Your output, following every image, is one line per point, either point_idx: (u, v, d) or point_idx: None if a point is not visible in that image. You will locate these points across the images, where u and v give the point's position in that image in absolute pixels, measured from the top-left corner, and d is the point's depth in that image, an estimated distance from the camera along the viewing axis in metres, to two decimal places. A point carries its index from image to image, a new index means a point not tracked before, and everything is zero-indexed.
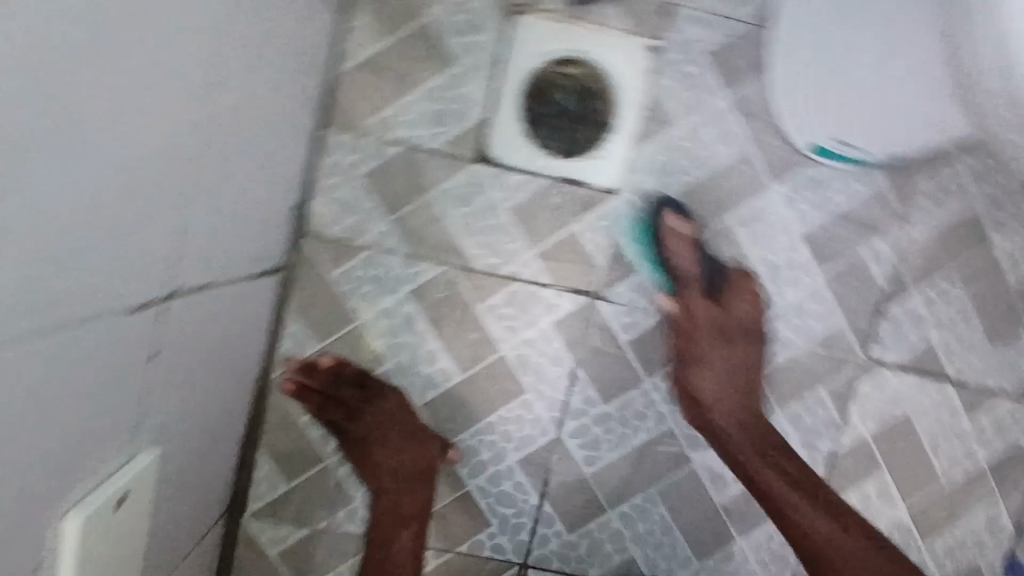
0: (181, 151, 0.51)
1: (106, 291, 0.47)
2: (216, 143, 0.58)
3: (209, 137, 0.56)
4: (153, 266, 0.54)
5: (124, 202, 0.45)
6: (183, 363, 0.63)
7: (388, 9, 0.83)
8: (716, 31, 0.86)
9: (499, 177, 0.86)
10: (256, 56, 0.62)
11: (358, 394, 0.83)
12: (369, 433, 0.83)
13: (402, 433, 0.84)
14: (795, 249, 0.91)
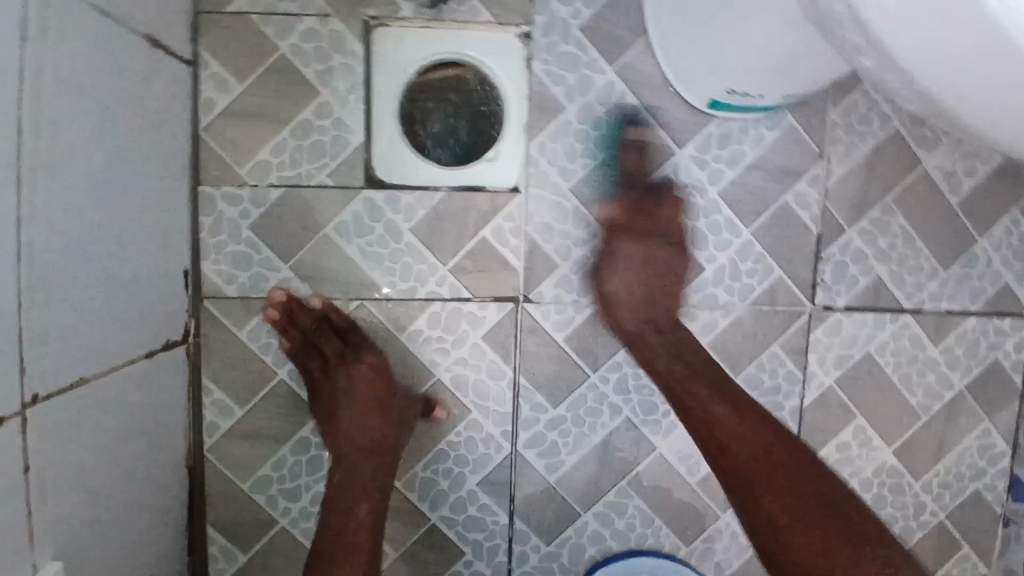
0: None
1: None
2: (53, 232, 0.54)
3: (37, 229, 0.52)
4: (7, 379, 0.50)
5: None
6: (73, 468, 0.58)
7: (238, 49, 0.79)
8: (585, 3, 0.82)
9: (394, 199, 0.82)
10: (82, 130, 0.57)
11: (340, 349, 0.80)
12: (336, 392, 0.78)
13: (373, 397, 0.77)
14: (717, 210, 0.87)
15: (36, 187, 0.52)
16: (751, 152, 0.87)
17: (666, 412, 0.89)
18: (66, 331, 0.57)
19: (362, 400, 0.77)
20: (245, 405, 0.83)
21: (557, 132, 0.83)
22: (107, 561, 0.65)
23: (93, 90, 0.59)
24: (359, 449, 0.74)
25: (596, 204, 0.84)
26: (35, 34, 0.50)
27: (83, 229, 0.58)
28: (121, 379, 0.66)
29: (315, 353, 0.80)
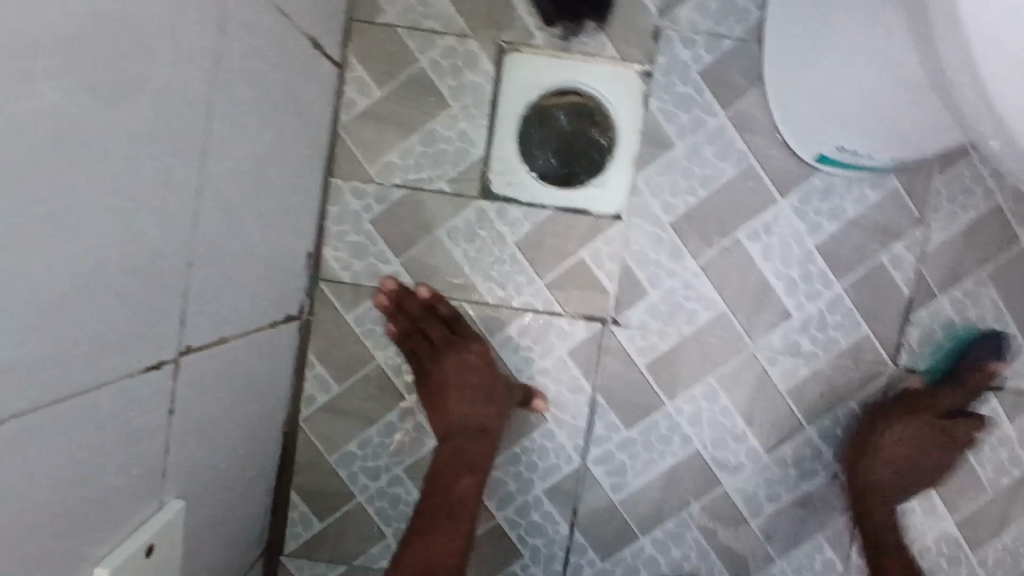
0: (178, 219, 0.55)
1: (110, 358, 0.49)
2: (218, 205, 0.61)
3: (208, 202, 0.59)
4: (164, 328, 0.56)
5: (122, 273, 0.48)
6: (203, 417, 0.65)
7: (382, 58, 0.86)
8: (708, 49, 0.86)
9: (503, 211, 0.87)
10: (251, 118, 0.65)
11: (446, 335, 0.84)
12: (445, 376, 0.83)
13: (479, 386, 0.83)
14: (812, 260, 0.89)
15: (210, 160, 0.58)
16: (852, 208, 0.89)
17: (734, 450, 0.91)
18: (216, 291, 0.64)
19: (470, 386, 0.83)
20: (341, 382, 0.90)
21: (664, 166, 0.87)
22: (213, 506, 0.71)
23: (264, 82, 0.66)
24: (461, 432, 0.83)
25: (694, 239, 0.87)
26: (234, 32, 0.58)
27: (237, 202, 0.65)
28: (247, 340, 0.72)
29: (422, 338, 0.84)
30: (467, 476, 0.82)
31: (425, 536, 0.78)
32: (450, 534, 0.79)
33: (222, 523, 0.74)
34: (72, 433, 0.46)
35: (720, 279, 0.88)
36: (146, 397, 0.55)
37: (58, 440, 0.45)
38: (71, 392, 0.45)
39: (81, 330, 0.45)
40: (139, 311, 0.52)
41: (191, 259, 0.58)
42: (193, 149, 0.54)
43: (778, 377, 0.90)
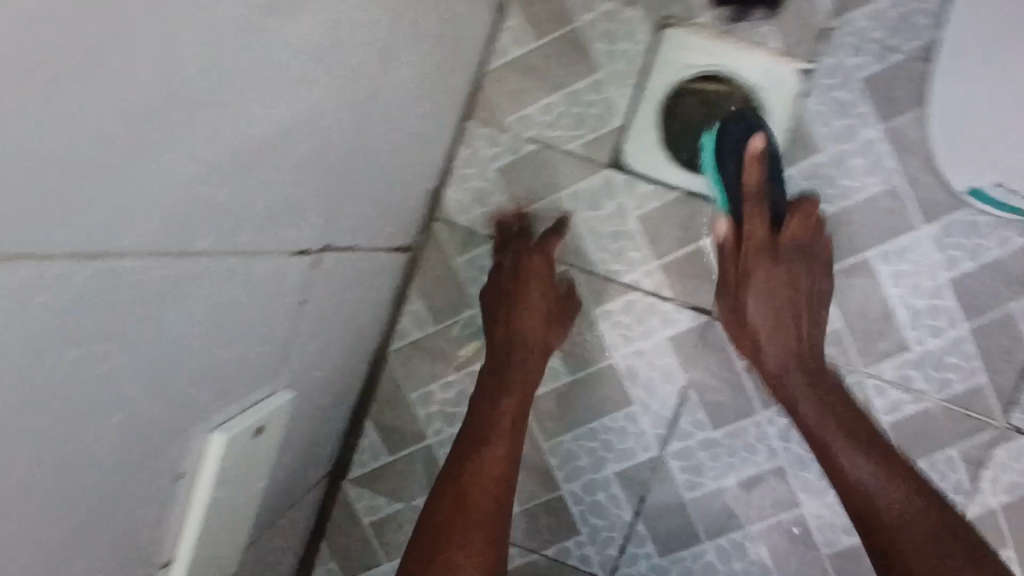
0: (346, 115, 0.55)
1: (269, 231, 0.50)
2: (377, 113, 0.62)
3: (370, 106, 0.59)
4: (314, 220, 0.57)
5: (294, 148, 0.48)
6: (321, 317, 0.65)
7: (542, 11, 0.85)
8: (876, 58, 0.83)
9: (631, 185, 0.86)
10: (418, 37, 0.65)
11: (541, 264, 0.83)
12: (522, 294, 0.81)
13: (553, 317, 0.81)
14: (941, 295, 0.85)
15: (382, 59, 0.58)
16: (994, 249, 0.84)
17: (820, 474, 0.87)
18: (355, 196, 0.64)
19: (549, 327, 0.82)
20: (436, 324, 0.89)
21: (807, 170, 0.84)
22: (309, 413, 0.72)
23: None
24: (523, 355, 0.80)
25: (823, 249, 0.84)
26: None
27: (388, 108, 0.65)
28: (372, 254, 0.73)
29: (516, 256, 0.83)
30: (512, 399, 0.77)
31: (474, 469, 0.72)
32: (493, 467, 0.72)
33: (310, 432, 0.75)
34: (223, 295, 0.47)
35: (843, 296, 0.85)
36: (286, 278, 0.55)
37: (213, 295, 0.45)
38: (230, 252, 0.45)
39: (250, 189, 0.45)
40: (300, 189, 0.52)
41: (345, 153, 0.58)
42: (370, 46, 0.54)
43: (880, 408, 0.87)
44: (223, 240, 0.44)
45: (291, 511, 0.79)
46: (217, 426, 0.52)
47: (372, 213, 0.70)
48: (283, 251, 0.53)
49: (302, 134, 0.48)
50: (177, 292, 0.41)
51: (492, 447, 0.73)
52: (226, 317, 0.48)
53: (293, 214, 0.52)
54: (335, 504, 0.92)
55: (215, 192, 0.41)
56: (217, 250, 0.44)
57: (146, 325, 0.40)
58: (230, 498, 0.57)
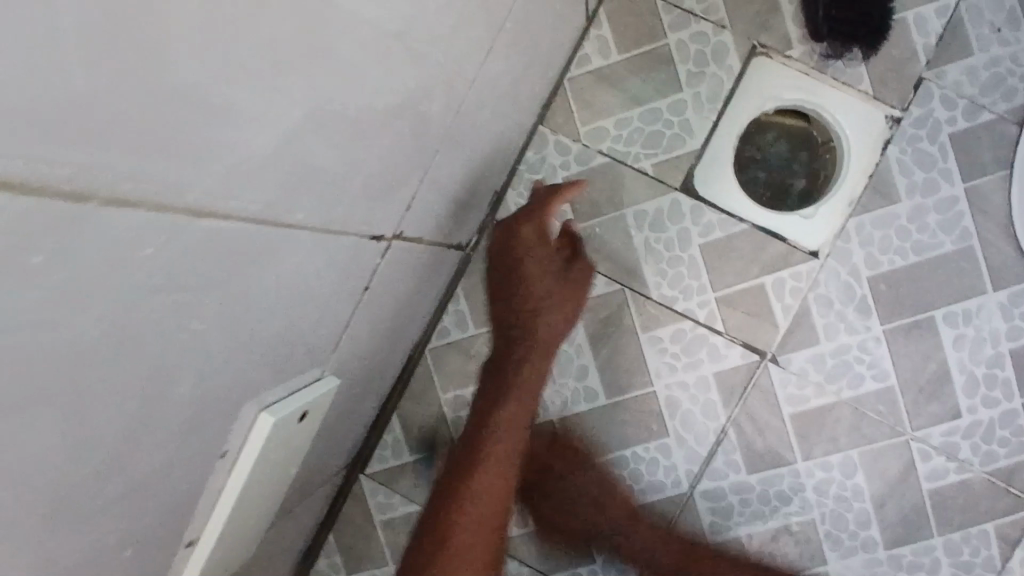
0: (441, 99, 0.52)
1: (352, 208, 0.47)
2: (468, 104, 0.59)
3: (464, 95, 0.57)
4: (392, 206, 0.54)
5: (386, 122, 0.45)
6: (378, 306, 0.62)
7: (633, 23, 0.83)
8: (965, 114, 0.80)
9: (698, 210, 0.83)
10: (518, 31, 0.62)
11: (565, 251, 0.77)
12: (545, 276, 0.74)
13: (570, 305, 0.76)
14: (1000, 365, 0.82)
15: (482, 43, 0.56)
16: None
17: (852, 533, 0.84)
18: (433, 187, 0.61)
19: (549, 299, 0.74)
20: (479, 327, 0.87)
21: (882, 218, 0.81)
22: (344, 403, 0.69)
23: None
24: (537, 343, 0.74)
25: (888, 303, 0.81)
26: None
27: (481, 100, 0.62)
28: (439, 248, 0.71)
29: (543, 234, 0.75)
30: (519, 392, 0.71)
31: (481, 476, 0.67)
32: (503, 469, 0.68)
33: (340, 422, 0.71)
34: (298, 269, 0.44)
35: (902, 351, 0.82)
36: (358, 257, 0.52)
37: (288, 267, 0.42)
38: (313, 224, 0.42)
39: (341, 158, 0.42)
40: (388, 166, 0.49)
41: (435, 139, 0.55)
42: (473, 30, 0.52)
43: (924, 475, 0.83)
44: (308, 209, 0.41)
45: (308, 501, 0.75)
46: (265, 405, 0.49)
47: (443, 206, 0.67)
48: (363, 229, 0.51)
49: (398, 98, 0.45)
50: (256, 259, 0.38)
51: (496, 432, 0.69)
52: (299, 285, 0.45)
53: (377, 190, 0.50)
54: (347, 498, 0.88)
55: (310, 146, 0.37)
56: (300, 219, 0.41)
57: (230, 283, 0.37)
58: (263, 484, 0.54)
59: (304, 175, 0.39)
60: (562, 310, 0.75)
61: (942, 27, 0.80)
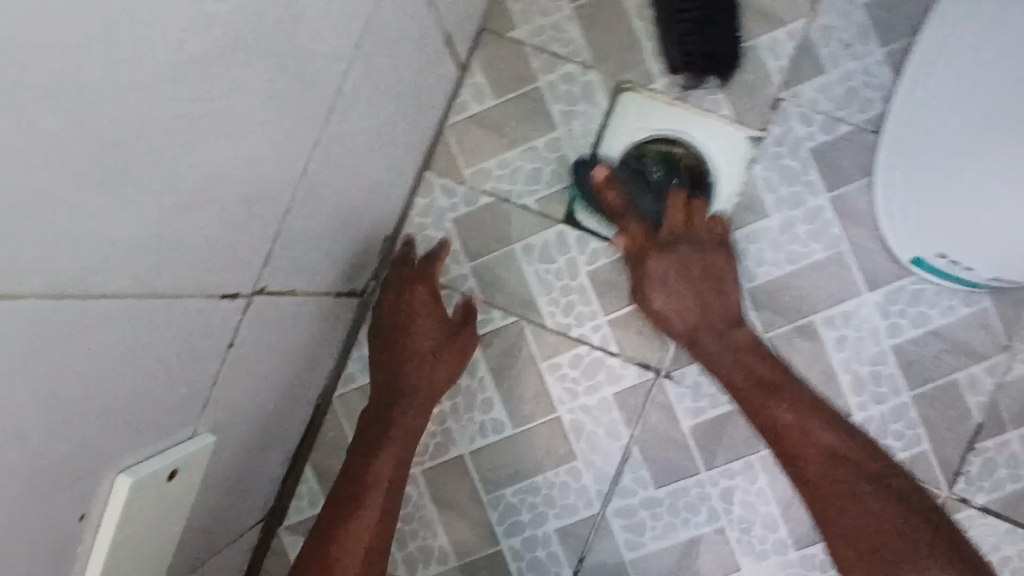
0: (284, 161, 0.56)
1: (199, 273, 0.50)
2: (323, 160, 0.63)
3: (314, 153, 0.61)
4: (249, 264, 0.57)
5: (223, 191, 0.49)
6: (258, 358, 0.65)
7: (505, 69, 0.88)
8: (823, 128, 0.85)
9: (583, 240, 0.88)
10: (368, 88, 0.67)
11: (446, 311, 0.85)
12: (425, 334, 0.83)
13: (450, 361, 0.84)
14: (885, 362, 0.85)
15: (326, 102, 0.59)
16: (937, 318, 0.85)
17: (761, 539, 0.86)
18: (298, 240, 0.64)
19: (434, 359, 0.83)
20: None
21: (753, 234, 0.86)
22: (240, 456, 0.71)
23: (390, 44, 0.67)
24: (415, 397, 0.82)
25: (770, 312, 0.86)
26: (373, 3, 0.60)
27: (340, 155, 0.66)
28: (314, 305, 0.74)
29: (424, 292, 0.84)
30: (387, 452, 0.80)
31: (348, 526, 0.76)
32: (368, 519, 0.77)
33: (240, 474, 0.73)
34: (140, 338, 0.46)
35: (786, 356, 0.86)
36: (218, 313, 0.55)
37: (127, 339, 0.45)
38: (151, 295, 0.45)
39: (175, 231, 0.45)
40: (234, 227, 0.53)
41: (285, 197, 0.59)
42: (309, 97, 0.56)
43: None
44: (143, 282, 0.44)
45: (218, 554, 0.77)
46: (127, 466, 0.51)
47: (319, 257, 0.71)
48: (217, 289, 0.54)
49: (231, 166, 0.49)
50: (83, 334, 0.41)
51: (379, 467, 0.79)
52: (149, 348, 0.48)
53: (225, 250, 0.53)
54: (268, 550, 0.90)
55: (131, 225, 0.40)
56: (133, 293, 0.43)
57: (52, 360, 0.39)
58: (142, 544, 0.56)
59: (132, 249, 0.42)
60: (439, 376, 0.83)
61: (793, 49, 0.85)
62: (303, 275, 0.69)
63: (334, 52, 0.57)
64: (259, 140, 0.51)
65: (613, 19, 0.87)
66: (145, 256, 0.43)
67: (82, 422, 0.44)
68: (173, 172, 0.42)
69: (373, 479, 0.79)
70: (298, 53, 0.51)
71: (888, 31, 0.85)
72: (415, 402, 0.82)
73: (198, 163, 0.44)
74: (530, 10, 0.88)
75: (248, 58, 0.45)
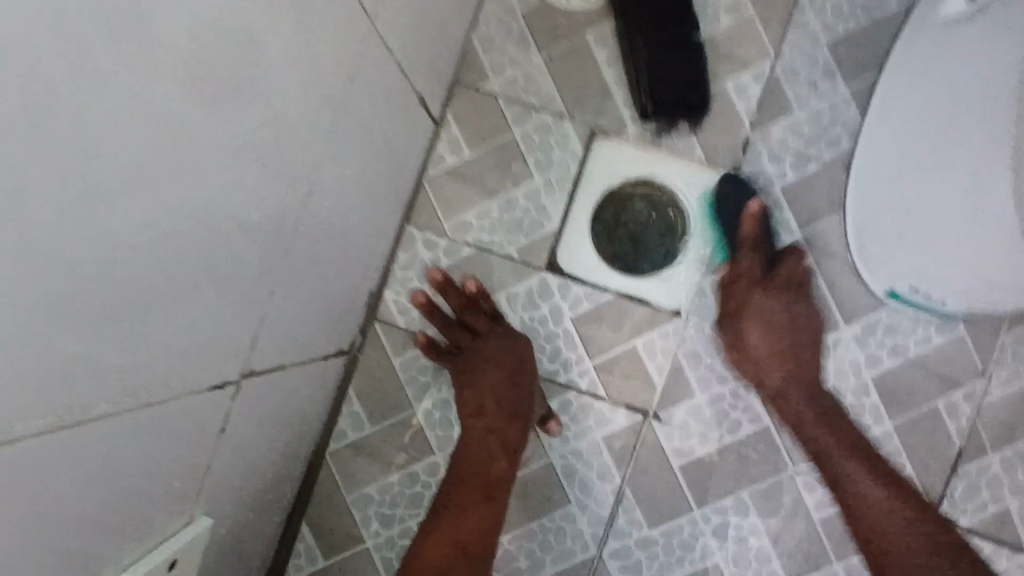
0: (269, 250, 0.57)
1: (188, 371, 0.50)
2: (305, 238, 0.64)
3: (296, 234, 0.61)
4: (237, 351, 0.58)
5: (210, 291, 0.49)
6: (249, 435, 0.66)
7: (479, 122, 0.89)
8: (794, 167, 0.87)
9: (565, 286, 0.89)
10: (347, 162, 0.68)
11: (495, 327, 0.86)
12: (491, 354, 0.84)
13: (518, 368, 0.84)
14: (866, 392, 0.87)
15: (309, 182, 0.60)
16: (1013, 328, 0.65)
17: (756, 571, 0.88)
18: (284, 316, 0.65)
19: (503, 374, 0.83)
20: (375, 423, 0.91)
21: None
22: (234, 530, 0.71)
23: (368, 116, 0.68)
24: (497, 410, 0.82)
25: None
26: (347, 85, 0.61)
27: (323, 230, 0.68)
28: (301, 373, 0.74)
29: (474, 319, 0.86)
30: (500, 458, 0.81)
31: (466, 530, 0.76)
32: (480, 527, 0.77)
33: (236, 546, 0.73)
34: (132, 445, 0.46)
35: (770, 392, 0.87)
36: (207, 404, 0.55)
37: (118, 452, 0.45)
38: (141, 404, 0.45)
39: (163, 339, 0.45)
40: (223, 322, 0.53)
41: (271, 279, 0.59)
42: (291, 186, 0.57)
43: (813, 509, 0.87)
44: (135, 394, 0.44)
45: None
46: (122, 568, 0.51)
47: (306, 327, 0.71)
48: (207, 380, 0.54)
49: (218, 267, 0.49)
50: (79, 458, 0.40)
51: (493, 473, 0.80)
52: (143, 451, 0.48)
53: (213, 343, 0.53)
54: None
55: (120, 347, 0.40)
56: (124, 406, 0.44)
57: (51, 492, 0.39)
58: None
59: (126, 368, 0.42)
60: (505, 373, 0.83)
61: (760, 91, 0.87)
62: (291, 347, 0.69)
63: (316, 137, 0.58)
64: (243, 235, 0.51)
65: (584, 68, 0.88)
66: (135, 369, 0.43)
67: (83, 541, 0.44)
68: (166, 283, 0.42)
69: (492, 460, 0.81)
70: (281, 149, 0.52)
71: (851, 71, 0.87)
72: (503, 415, 0.82)
73: (188, 272, 0.45)
74: (501, 62, 0.89)
75: (235, 167, 0.46)
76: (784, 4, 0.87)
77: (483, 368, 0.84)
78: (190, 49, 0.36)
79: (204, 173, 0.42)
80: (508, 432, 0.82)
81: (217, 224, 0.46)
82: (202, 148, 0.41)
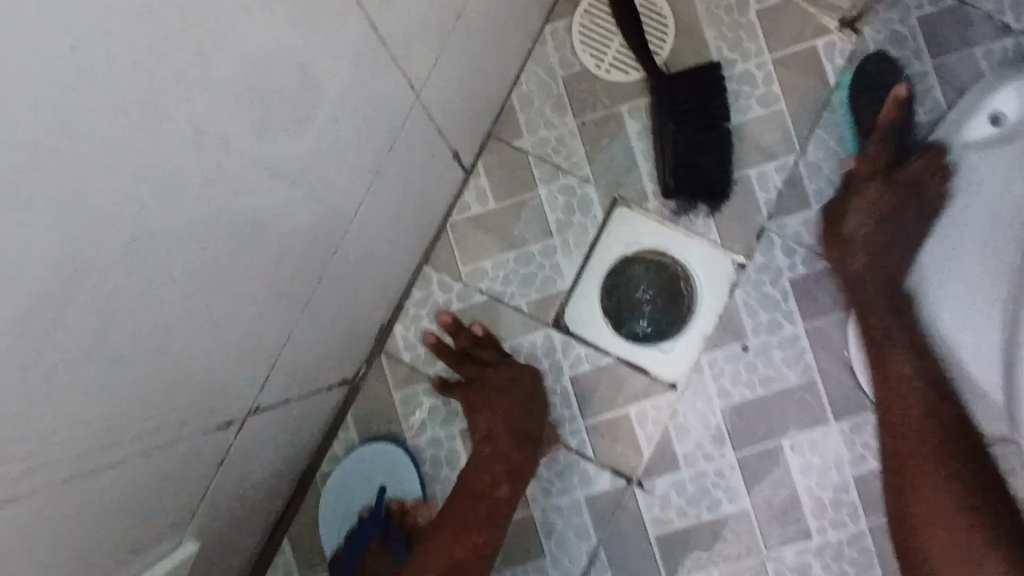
0: (277, 294, 0.59)
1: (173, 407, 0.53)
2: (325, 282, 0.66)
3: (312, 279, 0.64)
4: (236, 387, 0.61)
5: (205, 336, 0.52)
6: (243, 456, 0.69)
7: (508, 175, 0.92)
8: (805, 260, 0.89)
9: (568, 344, 0.91)
10: (376, 211, 0.71)
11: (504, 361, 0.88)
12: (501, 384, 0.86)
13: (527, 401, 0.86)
14: (846, 489, 0.89)
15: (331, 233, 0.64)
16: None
17: None
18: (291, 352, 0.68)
19: (512, 405, 0.85)
20: None
21: (729, 354, 0.90)
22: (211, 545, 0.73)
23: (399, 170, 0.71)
24: (506, 438, 0.84)
25: (741, 430, 0.90)
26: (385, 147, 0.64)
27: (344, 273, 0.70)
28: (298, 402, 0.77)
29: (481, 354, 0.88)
30: (505, 481, 0.83)
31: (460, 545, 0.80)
32: (475, 543, 0.80)
33: (211, 559, 0.76)
34: (105, 477, 0.49)
35: (752, 475, 0.90)
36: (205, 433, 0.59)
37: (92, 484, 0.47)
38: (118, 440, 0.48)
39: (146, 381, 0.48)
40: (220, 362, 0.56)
41: (283, 321, 0.63)
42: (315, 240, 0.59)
43: None
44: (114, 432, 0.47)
45: None
46: None
47: (311, 359, 0.74)
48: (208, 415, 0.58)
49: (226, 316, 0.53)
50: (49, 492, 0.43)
51: (496, 495, 0.82)
52: (121, 481, 0.51)
53: (217, 382, 0.57)
54: None
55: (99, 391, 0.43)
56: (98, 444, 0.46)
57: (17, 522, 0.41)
58: None
59: (107, 410, 0.45)
60: (510, 406, 0.85)
61: (781, 181, 0.89)
62: (294, 378, 0.72)
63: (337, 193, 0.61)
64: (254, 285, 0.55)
65: (614, 138, 0.91)
66: (116, 409, 0.46)
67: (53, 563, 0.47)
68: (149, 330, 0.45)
69: (495, 484, 0.83)
70: (298, 208, 0.55)
71: None
72: (512, 443, 0.84)
73: (178, 322, 0.47)
74: (536, 122, 0.91)
75: (240, 226, 0.49)
76: (815, 102, 0.89)
77: (493, 397, 0.85)
78: (207, 144, 0.41)
79: (217, 235, 0.46)
80: (515, 460, 0.83)
81: (225, 275, 0.50)
82: (215, 216, 0.45)
